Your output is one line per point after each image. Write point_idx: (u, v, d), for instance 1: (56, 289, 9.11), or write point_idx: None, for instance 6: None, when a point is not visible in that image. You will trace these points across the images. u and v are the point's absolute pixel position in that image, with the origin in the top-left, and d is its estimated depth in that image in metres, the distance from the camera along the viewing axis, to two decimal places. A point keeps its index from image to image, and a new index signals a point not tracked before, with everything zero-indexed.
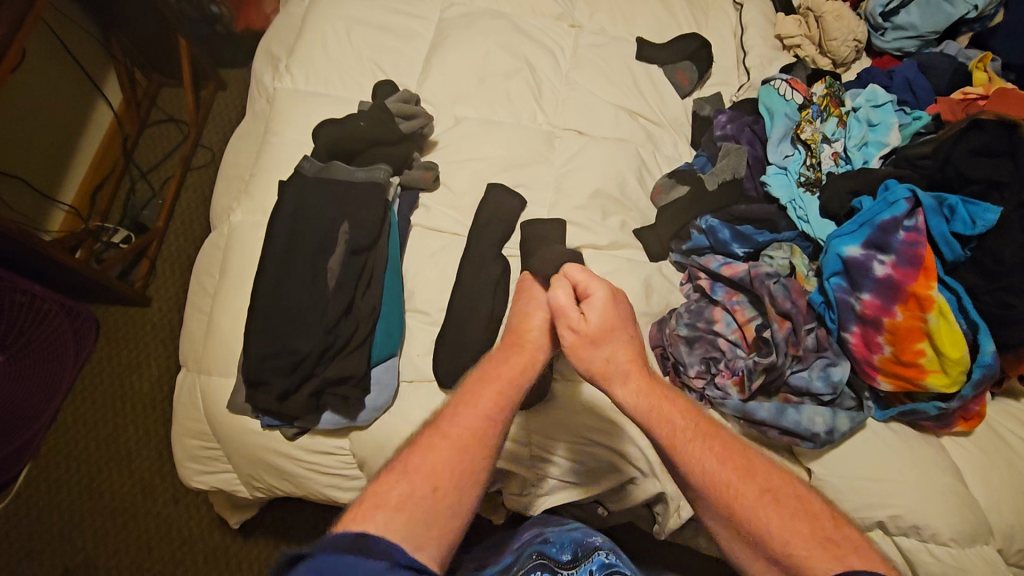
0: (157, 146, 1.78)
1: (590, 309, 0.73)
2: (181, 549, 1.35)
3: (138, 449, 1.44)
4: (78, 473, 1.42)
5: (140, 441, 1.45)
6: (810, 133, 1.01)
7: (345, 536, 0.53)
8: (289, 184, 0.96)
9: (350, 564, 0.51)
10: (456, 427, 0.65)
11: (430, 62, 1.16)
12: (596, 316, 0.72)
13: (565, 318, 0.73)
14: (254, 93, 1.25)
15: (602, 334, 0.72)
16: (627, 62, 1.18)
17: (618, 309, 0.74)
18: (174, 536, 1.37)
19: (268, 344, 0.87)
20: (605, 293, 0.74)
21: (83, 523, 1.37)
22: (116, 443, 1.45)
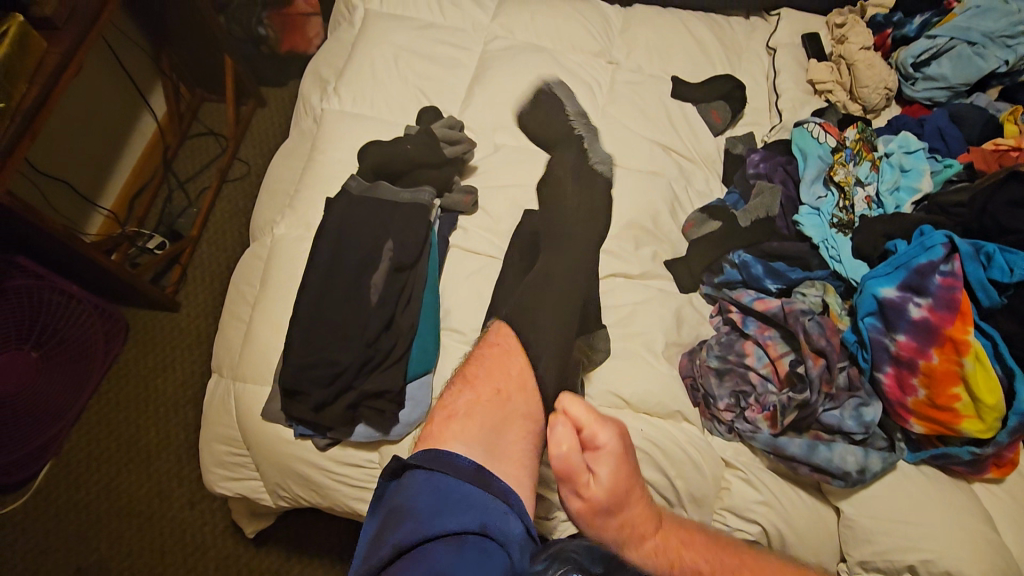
0: (196, 157, 1.84)
1: (602, 470, 0.66)
2: (193, 555, 1.36)
3: (157, 453, 1.46)
4: (97, 474, 1.43)
5: (160, 444, 1.47)
6: (844, 175, 1.04)
7: (468, 466, 0.65)
8: (336, 201, 0.99)
9: (468, 496, 0.62)
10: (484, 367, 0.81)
11: (472, 90, 1.21)
12: (609, 478, 0.66)
13: (576, 480, 0.66)
14: (301, 112, 1.30)
15: (619, 497, 0.67)
16: (662, 99, 1.22)
17: (628, 460, 0.68)
18: (187, 542, 1.37)
19: (307, 355, 0.89)
20: (617, 444, 0.67)
21: (100, 523, 1.38)
22: (136, 445, 1.46)
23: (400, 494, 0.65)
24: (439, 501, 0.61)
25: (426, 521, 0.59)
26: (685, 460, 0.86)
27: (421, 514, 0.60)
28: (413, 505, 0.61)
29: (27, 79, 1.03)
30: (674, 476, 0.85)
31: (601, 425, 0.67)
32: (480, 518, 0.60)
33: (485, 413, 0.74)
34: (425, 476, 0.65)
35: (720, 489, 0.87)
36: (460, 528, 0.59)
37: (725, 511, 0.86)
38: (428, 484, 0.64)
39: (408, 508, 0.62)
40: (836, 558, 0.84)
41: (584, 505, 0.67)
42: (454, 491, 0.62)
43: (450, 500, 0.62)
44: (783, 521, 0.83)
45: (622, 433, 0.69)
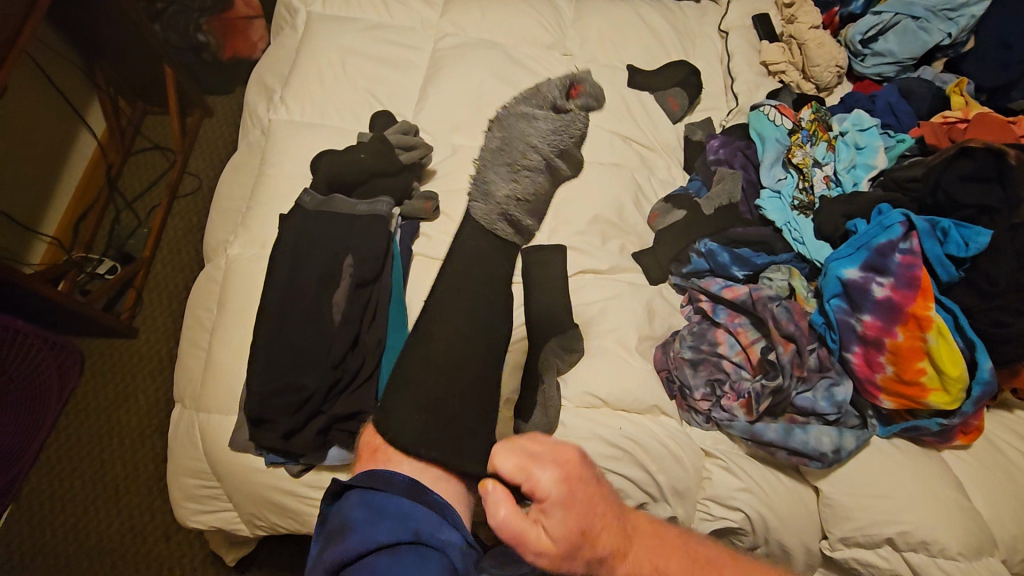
0: (142, 174, 1.75)
1: (552, 510, 0.59)
2: None
3: (126, 487, 1.40)
4: (61, 515, 1.37)
5: (128, 478, 1.41)
6: (802, 157, 1.04)
7: (403, 481, 0.68)
8: (290, 217, 0.95)
9: (402, 512, 0.65)
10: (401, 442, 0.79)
11: (426, 92, 1.18)
12: (561, 517, 0.59)
13: (524, 541, 0.59)
14: (248, 124, 1.25)
15: (575, 534, 0.59)
16: (619, 88, 1.21)
17: (580, 489, 0.61)
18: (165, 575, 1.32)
19: (271, 382, 0.85)
20: (559, 488, 0.59)
21: (70, 567, 1.32)
22: (102, 481, 1.40)
23: (338, 517, 0.66)
24: (371, 512, 0.65)
25: (362, 537, 0.62)
26: (666, 456, 0.86)
27: (359, 527, 0.63)
28: (350, 521, 0.64)
29: None
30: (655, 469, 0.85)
31: (535, 469, 0.61)
32: (413, 527, 0.64)
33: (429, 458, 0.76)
34: (357, 493, 0.68)
35: (702, 479, 0.87)
36: (394, 539, 0.62)
37: (707, 500, 0.87)
38: (368, 504, 0.66)
39: (346, 526, 0.64)
40: (817, 537, 0.86)
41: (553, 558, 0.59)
42: (390, 510, 0.65)
43: (382, 513, 0.65)
44: (765, 506, 0.84)
45: (562, 470, 0.61)
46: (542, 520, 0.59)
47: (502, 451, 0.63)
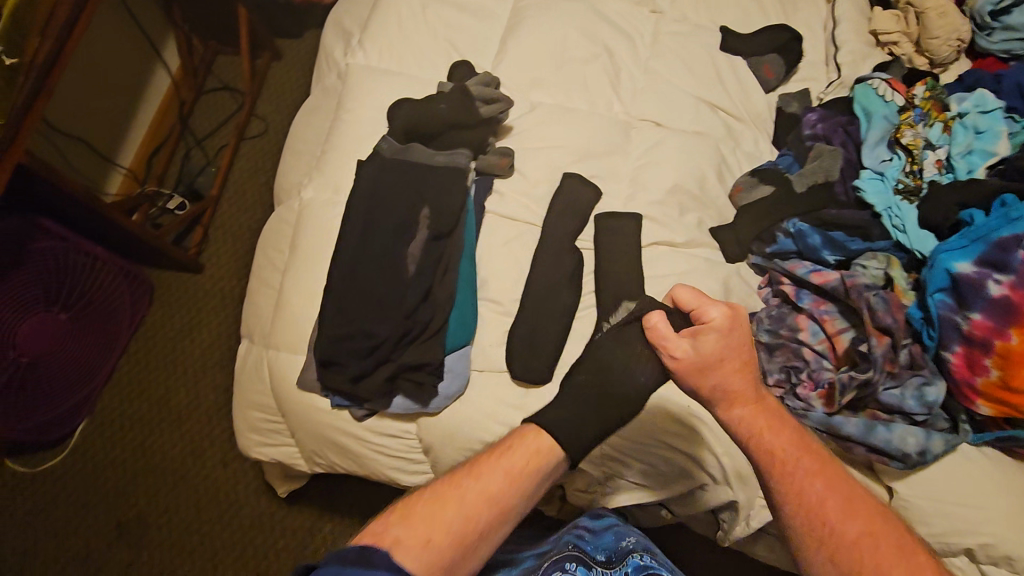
0: (213, 112, 1.78)
1: (707, 337, 0.68)
2: (228, 511, 1.39)
3: (189, 413, 1.47)
4: (130, 433, 1.45)
5: (190, 405, 1.48)
6: (911, 138, 0.96)
7: (350, 549, 0.58)
8: (367, 164, 0.94)
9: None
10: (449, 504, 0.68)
11: (506, 44, 1.14)
12: (711, 344, 0.67)
13: (669, 343, 0.70)
14: (324, 67, 1.24)
15: (712, 358, 0.67)
16: (710, 52, 1.14)
17: (735, 336, 0.68)
18: (221, 497, 1.40)
19: (343, 327, 0.87)
20: (723, 325, 0.68)
21: (140, 480, 1.42)
22: (167, 406, 1.48)
23: None
24: None
25: None
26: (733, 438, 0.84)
27: None
28: None
29: (38, 32, 0.98)
30: (719, 451, 0.84)
31: (709, 305, 0.69)
32: None
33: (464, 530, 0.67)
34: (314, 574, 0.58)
35: None
36: None
37: None
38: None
39: None
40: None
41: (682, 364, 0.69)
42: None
43: None
44: None
45: (731, 313, 0.69)
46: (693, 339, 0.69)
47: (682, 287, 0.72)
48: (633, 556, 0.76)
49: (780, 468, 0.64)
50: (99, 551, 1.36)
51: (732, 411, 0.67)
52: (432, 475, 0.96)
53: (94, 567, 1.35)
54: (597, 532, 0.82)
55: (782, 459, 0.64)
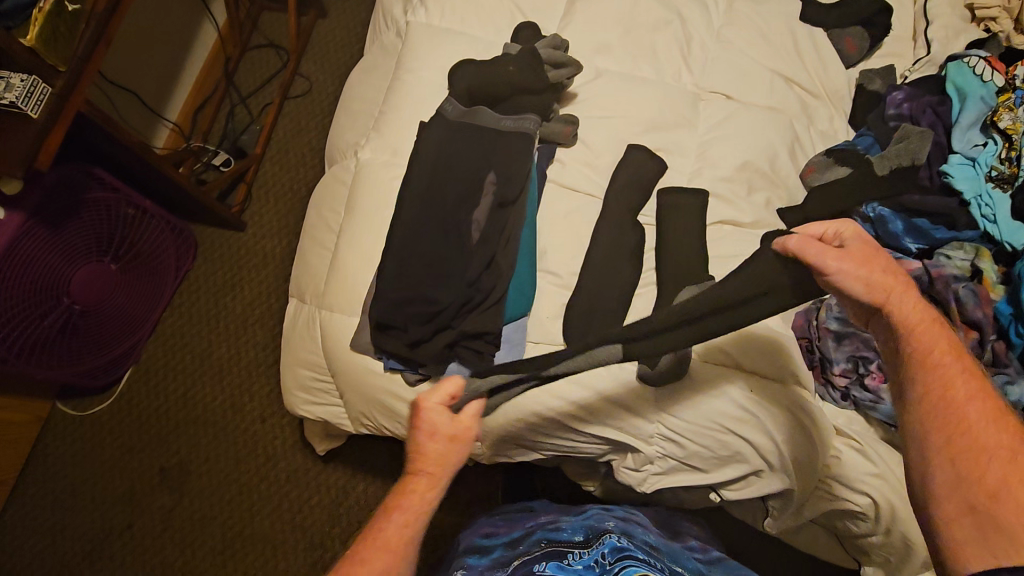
0: (259, 70, 1.77)
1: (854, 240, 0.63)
2: (266, 464, 1.42)
3: (230, 367, 1.50)
4: (174, 383, 1.49)
5: (231, 361, 1.50)
6: (1011, 122, 0.89)
7: None
8: (429, 126, 0.92)
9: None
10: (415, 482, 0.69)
11: (573, 7, 1.09)
12: (861, 249, 0.62)
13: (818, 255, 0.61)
14: (382, 26, 1.21)
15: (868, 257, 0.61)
16: (788, 23, 1.08)
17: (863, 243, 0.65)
18: (260, 450, 1.44)
19: (402, 292, 0.86)
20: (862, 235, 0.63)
21: (183, 429, 1.46)
22: (210, 359, 1.51)
23: None
24: None
25: None
26: (795, 425, 0.82)
27: None
28: None
29: None
30: (782, 440, 0.82)
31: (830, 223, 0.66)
32: None
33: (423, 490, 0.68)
34: None
35: (830, 457, 0.82)
36: None
37: (831, 478, 0.82)
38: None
39: None
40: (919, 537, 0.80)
41: (845, 269, 0.60)
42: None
43: None
44: (897, 495, 0.80)
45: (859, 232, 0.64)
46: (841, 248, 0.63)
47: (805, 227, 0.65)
48: (610, 536, 0.73)
49: (924, 349, 0.59)
50: (143, 494, 1.41)
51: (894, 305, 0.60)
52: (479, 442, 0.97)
53: (138, 509, 1.40)
54: (573, 521, 0.83)
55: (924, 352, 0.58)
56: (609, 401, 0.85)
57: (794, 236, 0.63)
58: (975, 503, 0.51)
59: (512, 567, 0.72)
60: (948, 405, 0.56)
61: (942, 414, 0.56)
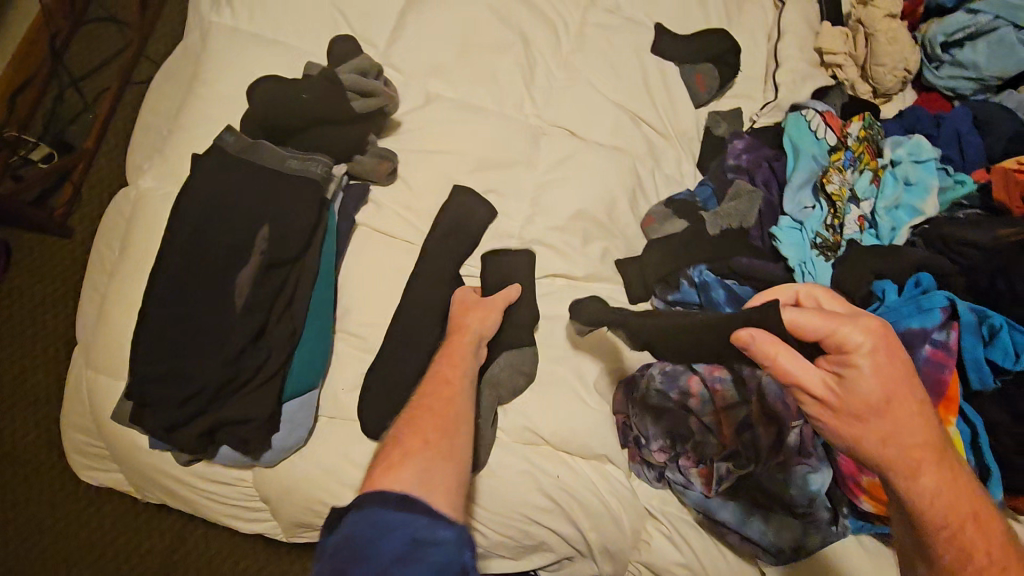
0: (95, 48, 1.49)
1: (867, 372, 0.53)
2: (88, 510, 1.18)
3: (49, 396, 1.26)
4: None
5: (52, 387, 1.26)
6: (838, 185, 0.85)
7: (393, 493, 0.52)
8: (201, 162, 0.77)
9: (403, 525, 0.49)
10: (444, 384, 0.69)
11: (405, 19, 0.96)
12: (866, 379, 0.53)
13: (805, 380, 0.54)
14: (188, 21, 1.02)
15: (871, 408, 0.52)
16: (638, 53, 1.00)
17: (887, 362, 0.53)
18: (82, 495, 1.19)
19: (154, 366, 0.72)
20: (870, 352, 0.53)
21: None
22: (25, 388, 1.25)
23: (340, 546, 0.49)
24: (375, 541, 0.48)
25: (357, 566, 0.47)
26: (602, 512, 0.76)
27: (354, 552, 0.48)
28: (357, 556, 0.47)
29: None
30: (589, 529, 0.76)
31: (847, 325, 0.54)
32: (409, 536, 0.48)
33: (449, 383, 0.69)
34: (357, 517, 0.50)
35: (639, 543, 0.77)
36: (391, 555, 0.47)
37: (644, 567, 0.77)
38: (366, 519, 0.50)
39: (353, 552, 0.48)
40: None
41: (838, 404, 0.53)
42: (398, 527, 0.49)
43: (378, 529, 0.49)
44: None
45: (875, 342, 0.53)
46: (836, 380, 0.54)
47: (796, 320, 0.55)
48: None
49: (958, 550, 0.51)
50: None
51: (912, 482, 0.53)
52: (275, 522, 0.85)
53: None
54: None
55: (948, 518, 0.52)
56: None
57: (774, 350, 0.55)
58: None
59: None
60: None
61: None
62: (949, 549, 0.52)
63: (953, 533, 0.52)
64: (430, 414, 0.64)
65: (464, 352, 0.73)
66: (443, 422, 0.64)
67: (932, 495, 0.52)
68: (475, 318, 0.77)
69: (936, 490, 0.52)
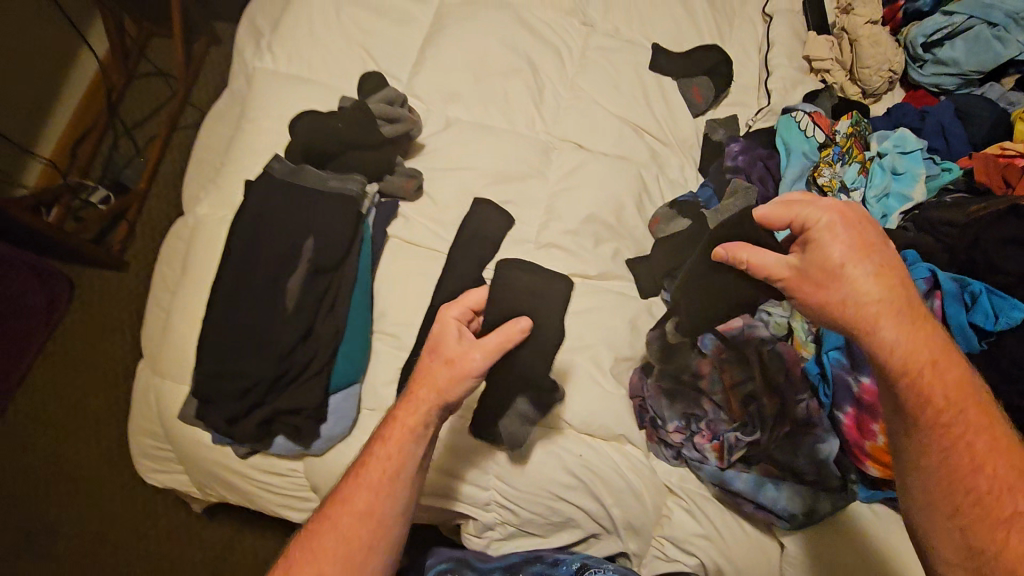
0: (144, 100, 1.65)
1: (824, 243, 0.60)
2: (143, 521, 1.28)
3: (107, 417, 1.36)
4: (47, 437, 1.34)
5: (110, 409, 1.37)
6: (828, 177, 0.93)
7: None
8: (253, 186, 0.88)
9: None
10: (378, 454, 0.70)
11: (424, 54, 1.07)
12: (822, 250, 0.60)
13: (774, 267, 0.64)
14: (233, 68, 1.15)
15: (832, 274, 0.59)
16: (639, 72, 1.09)
17: (846, 232, 0.60)
18: (135, 509, 1.29)
19: (217, 365, 0.81)
20: (824, 226, 0.60)
21: (33, 499, 1.29)
22: (83, 411, 1.36)
23: None
24: None
25: None
26: (624, 489, 0.81)
27: None
28: None
29: None
30: (612, 505, 0.81)
31: (803, 207, 0.61)
32: None
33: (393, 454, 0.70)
34: None
35: (661, 517, 0.82)
36: None
37: (664, 539, 0.82)
38: None
39: None
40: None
41: (804, 276, 0.61)
42: None
43: None
44: (724, 556, 0.80)
45: (834, 217, 0.60)
46: (801, 258, 0.62)
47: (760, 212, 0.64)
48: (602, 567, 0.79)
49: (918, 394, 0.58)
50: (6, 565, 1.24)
51: (874, 337, 0.59)
52: None
53: None
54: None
55: (911, 368, 0.58)
56: (439, 472, 0.82)
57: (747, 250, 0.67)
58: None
59: None
60: (951, 471, 0.57)
61: (954, 480, 0.57)
62: (910, 395, 0.58)
63: (913, 379, 0.58)
64: (356, 498, 0.69)
65: (407, 432, 0.70)
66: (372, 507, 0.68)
67: (892, 348, 0.58)
68: (443, 374, 0.70)
69: (895, 342, 0.58)
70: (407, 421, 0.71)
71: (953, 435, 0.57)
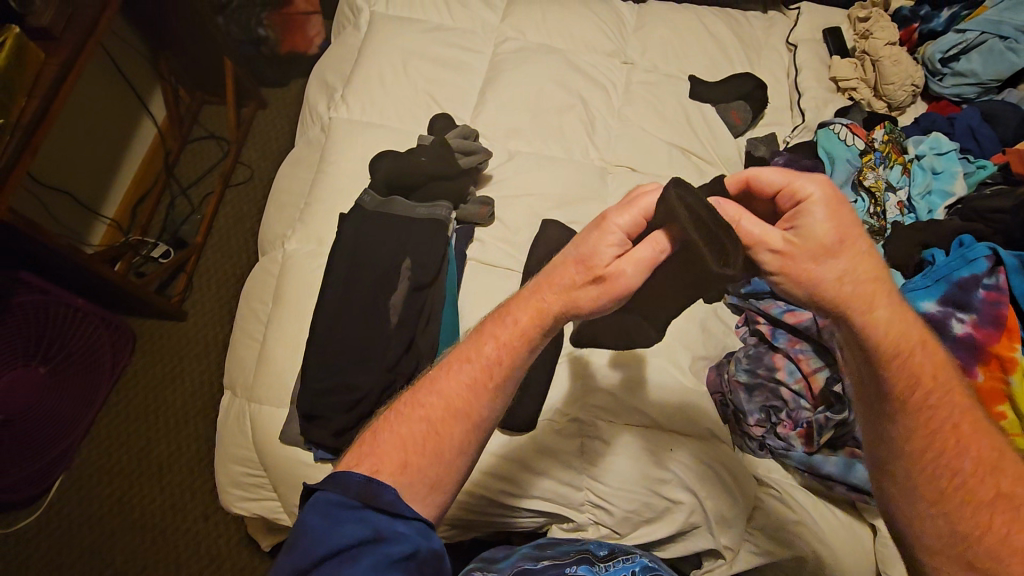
0: (197, 161, 1.75)
1: (818, 220, 0.57)
2: (208, 568, 1.27)
3: (169, 464, 1.36)
4: (110, 487, 1.33)
5: (173, 454, 1.37)
6: (874, 179, 1.01)
7: (357, 478, 0.57)
8: (348, 217, 0.97)
9: (361, 512, 0.55)
10: (484, 350, 0.63)
11: (485, 97, 1.18)
12: (818, 223, 0.57)
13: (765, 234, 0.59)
14: (308, 121, 1.27)
15: (826, 246, 0.57)
16: (681, 101, 1.19)
17: (838, 210, 0.58)
18: (202, 555, 1.28)
19: (324, 380, 0.87)
20: (821, 197, 0.57)
21: (99, 550, 1.28)
22: (148, 460, 1.36)
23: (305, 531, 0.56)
24: (325, 523, 0.55)
25: (319, 540, 0.54)
26: (716, 482, 0.85)
27: (316, 533, 0.55)
28: (306, 527, 0.55)
29: (26, 93, 1.02)
30: (706, 497, 0.84)
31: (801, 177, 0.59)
32: (372, 523, 0.55)
33: (502, 349, 0.62)
34: (319, 497, 0.57)
35: (755, 509, 0.86)
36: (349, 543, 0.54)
37: (758, 529, 0.85)
38: (323, 508, 0.57)
39: (321, 527, 0.55)
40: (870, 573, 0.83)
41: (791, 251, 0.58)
42: (357, 520, 0.55)
43: (336, 518, 0.55)
44: (822, 541, 0.82)
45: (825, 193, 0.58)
46: (793, 234, 0.59)
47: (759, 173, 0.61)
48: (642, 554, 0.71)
49: (908, 368, 0.57)
50: None
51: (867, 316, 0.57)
52: None
53: None
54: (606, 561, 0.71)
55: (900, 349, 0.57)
56: (538, 474, 0.86)
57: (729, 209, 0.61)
58: (971, 556, 0.52)
59: (543, 564, 0.72)
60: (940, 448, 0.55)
61: (941, 460, 0.55)
62: (900, 373, 0.57)
63: (903, 356, 0.57)
64: (450, 396, 0.61)
65: (521, 338, 0.62)
66: (462, 410, 0.60)
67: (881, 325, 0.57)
68: (586, 292, 0.62)
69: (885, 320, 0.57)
70: (525, 328, 0.63)
71: (941, 417, 0.56)
